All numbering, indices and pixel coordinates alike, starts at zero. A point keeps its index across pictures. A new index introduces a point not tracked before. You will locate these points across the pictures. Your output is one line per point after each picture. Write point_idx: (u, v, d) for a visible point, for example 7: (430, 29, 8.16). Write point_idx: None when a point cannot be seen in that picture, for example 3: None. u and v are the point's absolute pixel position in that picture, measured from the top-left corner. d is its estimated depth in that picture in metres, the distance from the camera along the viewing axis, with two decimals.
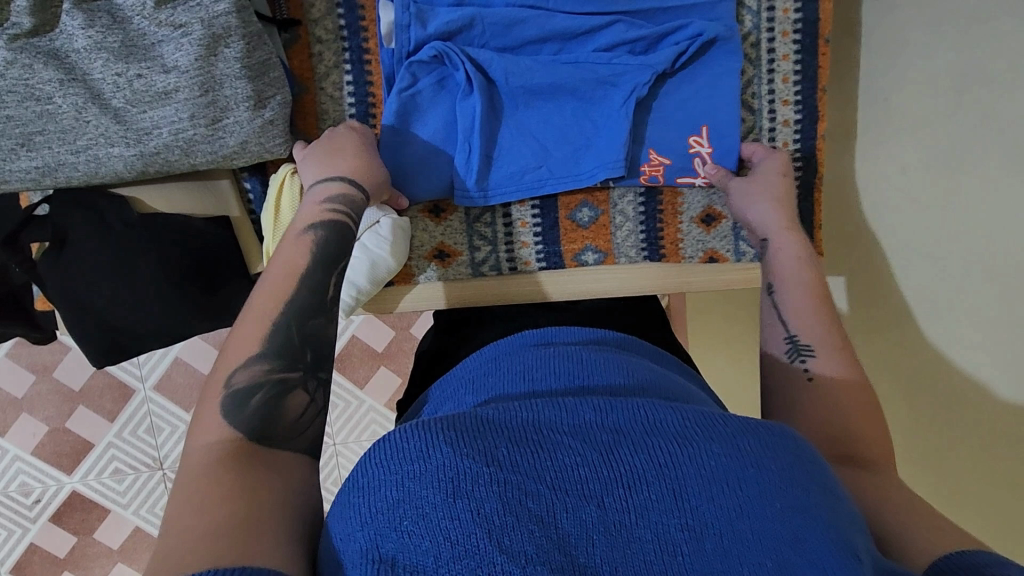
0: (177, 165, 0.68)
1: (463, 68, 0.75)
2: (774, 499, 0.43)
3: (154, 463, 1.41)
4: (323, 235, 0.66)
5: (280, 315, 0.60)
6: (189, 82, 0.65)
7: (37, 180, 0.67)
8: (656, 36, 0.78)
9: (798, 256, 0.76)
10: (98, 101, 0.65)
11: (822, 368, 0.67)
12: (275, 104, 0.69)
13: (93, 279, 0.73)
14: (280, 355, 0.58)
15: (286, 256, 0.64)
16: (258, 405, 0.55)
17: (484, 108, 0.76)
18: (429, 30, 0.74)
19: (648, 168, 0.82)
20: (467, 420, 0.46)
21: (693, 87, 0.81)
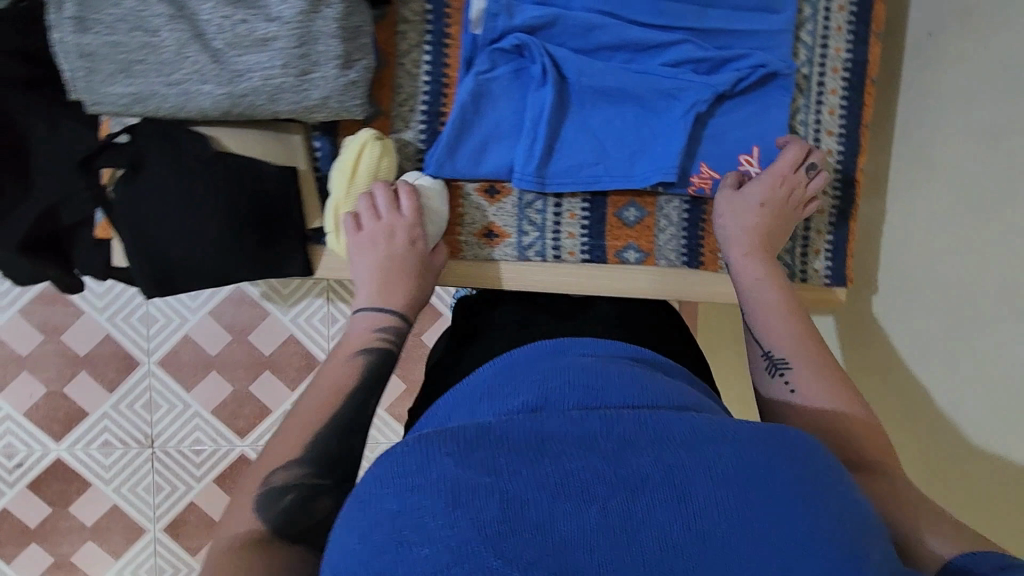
0: (262, 109, 0.72)
1: (540, 61, 0.80)
2: (774, 504, 0.46)
3: (144, 441, 1.36)
4: (369, 363, 0.72)
5: (320, 432, 0.64)
6: (288, 33, 0.70)
7: (127, 106, 0.71)
8: (721, 59, 0.83)
9: (764, 276, 0.80)
10: (200, 40, 0.69)
11: (801, 379, 0.71)
12: (361, 67, 0.74)
13: (160, 207, 0.75)
14: (313, 466, 0.62)
15: (333, 378, 0.69)
16: (285, 503, 0.59)
17: (554, 101, 0.81)
18: (514, 22, 0.79)
19: (697, 180, 0.86)
20: (469, 432, 0.50)
21: (746, 112, 0.85)
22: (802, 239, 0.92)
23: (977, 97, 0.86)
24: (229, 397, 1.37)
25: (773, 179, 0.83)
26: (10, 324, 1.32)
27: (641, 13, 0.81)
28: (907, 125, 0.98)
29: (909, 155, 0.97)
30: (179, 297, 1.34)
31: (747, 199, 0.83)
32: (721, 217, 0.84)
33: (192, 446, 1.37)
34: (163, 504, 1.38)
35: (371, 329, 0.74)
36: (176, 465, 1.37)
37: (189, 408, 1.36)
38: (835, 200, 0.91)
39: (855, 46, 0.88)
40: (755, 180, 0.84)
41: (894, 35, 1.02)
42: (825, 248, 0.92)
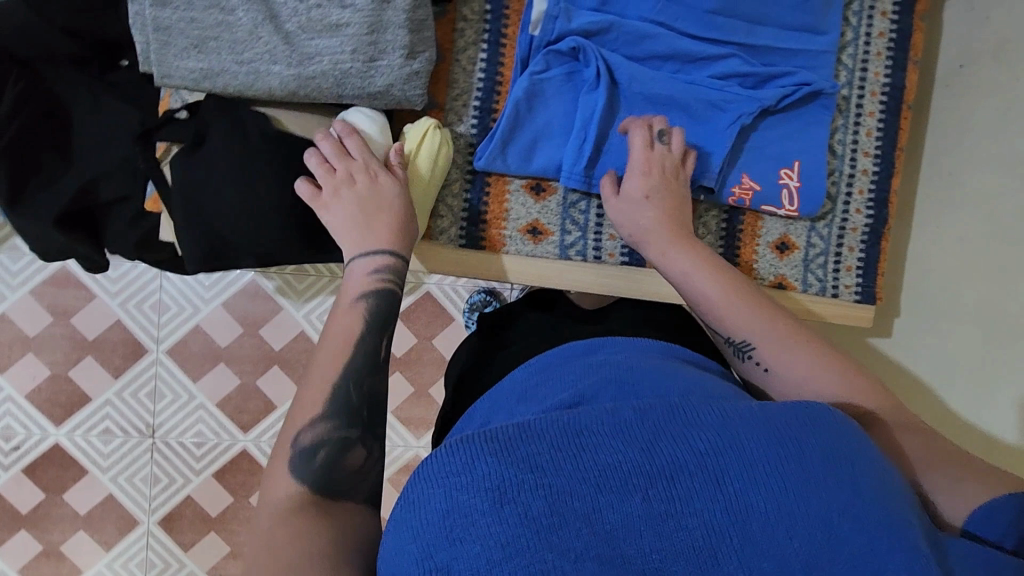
0: (326, 93, 0.74)
1: (594, 65, 0.83)
2: (819, 483, 0.45)
3: (145, 430, 1.34)
4: (372, 304, 0.70)
5: (341, 377, 0.65)
6: (360, 20, 0.72)
7: (197, 82, 0.72)
8: (766, 75, 0.85)
9: (696, 257, 0.76)
10: (275, 22, 0.71)
11: (768, 355, 0.67)
12: (424, 59, 0.76)
13: (211, 182, 0.76)
14: (340, 414, 0.63)
15: (338, 327, 0.68)
16: (321, 461, 0.61)
17: (606, 103, 0.83)
18: (572, 25, 0.82)
19: (737, 190, 0.88)
20: (506, 431, 0.49)
21: (788, 128, 0.88)
22: (835, 255, 0.94)
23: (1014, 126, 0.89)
24: (234, 391, 1.35)
25: (644, 157, 0.81)
26: (20, 304, 1.31)
27: (694, 26, 0.84)
28: (939, 153, 1.02)
29: (940, 184, 1.01)
30: (193, 282, 1.34)
31: (640, 198, 0.80)
32: (629, 221, 0.81)
33: (193, 438, 1.35)
34: (160, 496, 1.35)
35: (364, 272, 0.72)
36: (177, 457, 1.35)
37: (193, 400, 1.35)
38: (868, 218, 0.94)
39: (892, 71, 0.92)
40: (630, 178, 0.81)
41: (926, 69, 1.06)
42: (856, 265, 0.94)
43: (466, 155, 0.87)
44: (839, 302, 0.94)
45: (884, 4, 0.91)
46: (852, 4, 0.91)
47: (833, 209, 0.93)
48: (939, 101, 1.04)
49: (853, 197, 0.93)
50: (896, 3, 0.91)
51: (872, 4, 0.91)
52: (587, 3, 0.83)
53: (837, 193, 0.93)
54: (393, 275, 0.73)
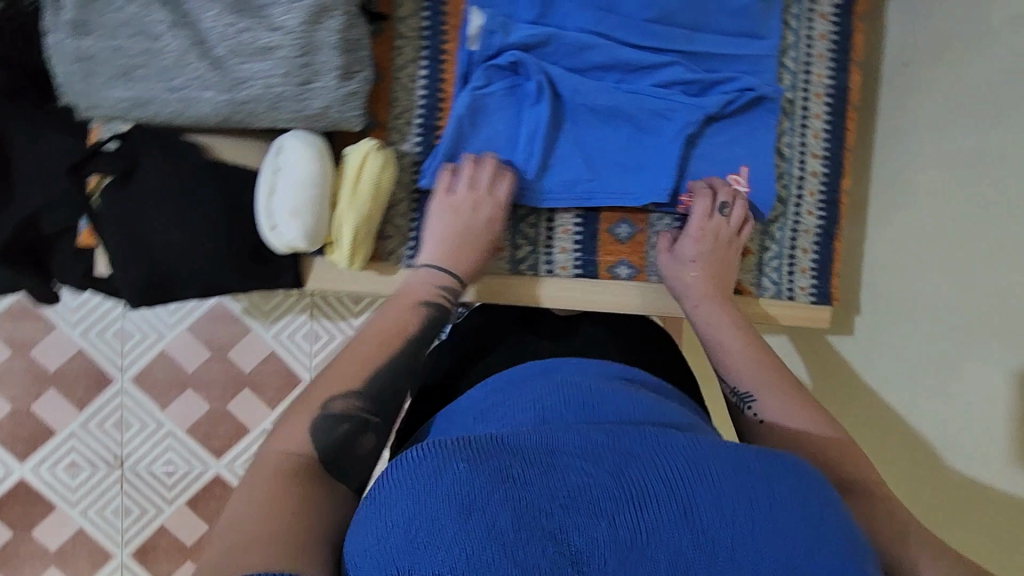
0: (261, 117, 0.72)
1: (535, 78, 0.83)
2: (789, 526, 0.44)
3: (112, 461, 1.30)
4: (431, 316, 0.74)
5: (379, 366, 0.67)
6: (291, 42, 0.70)
7: (125, 111, 0.70)
8: (709, 82, 0.86)
9: (735, 323, 0.81)
10: (202, 47, 0.69)
11: (769, 410, 0.72)
12: (361, 79, 0.75)
13: (147, 216, 0.74)
14: (375, 400, 0.65)
15: (399, 321, 0.72)
16: (341, 434, 0.61)
17: (550, 117, 0.83)
18: (510, 39, 0.81)
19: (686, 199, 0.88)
20: (479, 440, 0.48)
21: (732, 133, 0.88)
22: (788, 256, 0.94)
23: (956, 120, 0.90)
24: (203, 416, 1.31)
25: (707, 227, 0.85)
26: None
27: (633, 34, 0.84)
28: (888, 151, 1.03)
29: (890, 182, 1.02)
30: (158, 311, 1.30)
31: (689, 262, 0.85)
32: (680, 278, 0.85)
33: (163, 467, 1.31)
34: (132, 528, 1.32)
35: (433, 275, 0.77)
36: (147, 486, 1.31)
37: (162, 428, 1.31)
38: (820, 220, 0.94)
39: (836, 72, 0.93)
40: (685, 239, 0.86)
41: (871, 68, 1.08)
42: (810, 266, 0.94)
43: (412, 173, 0.85)
44: (796, 304, 0.95)
45: (823, 6, 0.92)
46: (791, 8, 0.92)
47: (784, 211, 0.94)
48: (888, 99, 1.05)
49: (805, 199, 0.94)
50: (835, 6, 0.92)
51: (811, 7, 0.92)
52: (525, 16, 0.82)
53: (788, 195, 0.93)
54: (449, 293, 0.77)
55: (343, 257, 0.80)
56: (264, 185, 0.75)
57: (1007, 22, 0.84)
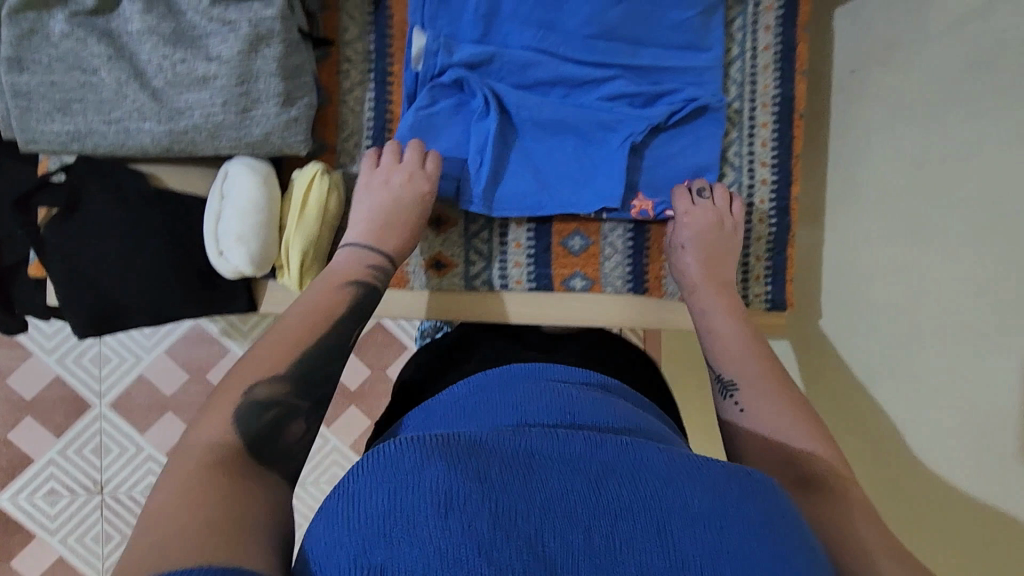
0: (202, 146, 0.73)
1: (480, 92, 0.83)
2: (761, 551, 0.43)
3: (92, 487, 1.29)
4: (359, 293, 0.73)
5: (309, 349, 0.65)
6: (228, 72, 0.71)
7: (65, 145, 0.71)
8: (653, 94, 0.87)
9: (727, 309, 0.83)
10: (140, 79, 0.70)
11: (750, 400, 0.74)
12: (302, 105, 0.75)
13: (92, 246, 0.74)
14: (301, 385, 0.62)
15: (323, 299, 0.70)
16: (268, 419, 0.58)
17: (496, 129, 0.83)
18: (453, 58, 0.82)
19: (637, 204, 0.89)
20: (459, 442, 0.47)
21: (681, 144, 0.89)
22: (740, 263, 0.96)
23: (908, 121, 0.91)
24: None
25: (698, 210, 0.87)
26: None
27: (574, 50, 0.84)
28: (841, 156, 1.05)
29: (844, 185, 1.04)
30: (134, 335, 1.30)
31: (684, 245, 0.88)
32: (678, 262, 0.88)
33: (144, 490, 1.30)
34: (111, 554, 1.29)
35: (356, 253, 0.77)
36: (127, 511, 1.29)
37: (141, 451, 1.30)
38: (772, 227, 0.95)
39: (782, 82, 0.93)
40: (678, 221, 0.88)
41: (821, 74, 1.09)
42: (764, 273, 0.95)
43: None
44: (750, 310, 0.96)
45: (767, 16, 0.92)
46: (735, 20, 0.93)
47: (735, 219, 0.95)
48: (837, 105, 1.06)
49: (755, 207, 0.95)
50: (780, 15, 0.92)
51: (754, 17, 0.93)
52: (468, 36, 0.83)
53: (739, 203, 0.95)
54: (377, 272, 0.77)
55: (292, 280, 0.80)
56: (211, 212, 0.76)
57: (947, 26, 0.86)
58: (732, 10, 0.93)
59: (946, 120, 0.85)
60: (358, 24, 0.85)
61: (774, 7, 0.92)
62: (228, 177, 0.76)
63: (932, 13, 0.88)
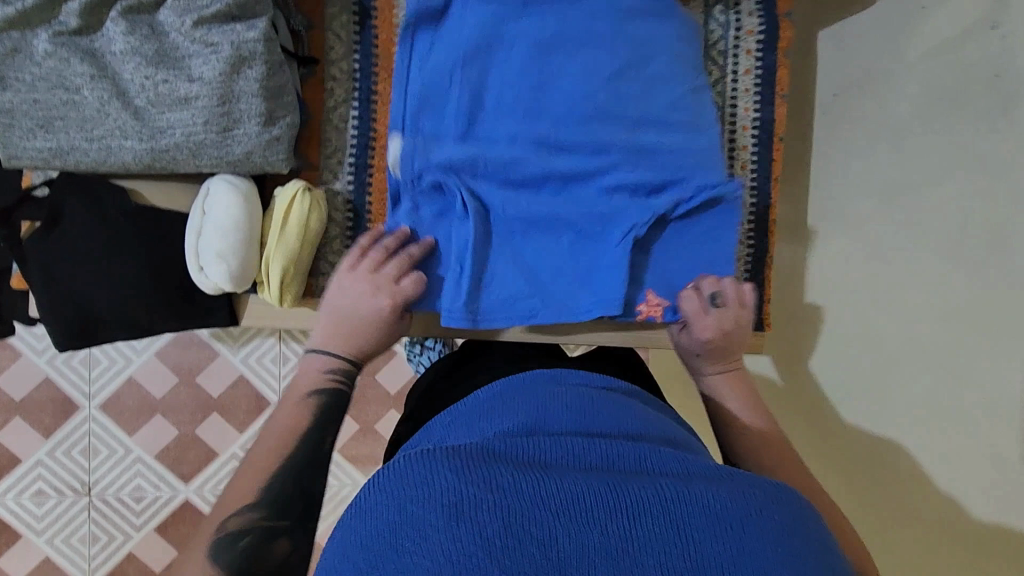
0: (183, 164, 0.74)
1: (461, 197, 0.79)
2: (777, 549, 0.41)
3: (80, 489, 1.29)
4: (320, 402, 0.70)
5: (281, 469, 0.63)
6: (209, 93, 0.72)
7: (47, 161, 0.72)
8: (658, 183, 0.79)
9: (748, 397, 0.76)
10: (123, 98, 0.71)
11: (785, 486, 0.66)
12: (284, 124, 0.77)
13: (73, 260, 0.75)
14: (274, 506, 0.61)
15: (279, 420, 0.68)
16: (243, 547, 0.58)
17: (477, 234, 0.79)
18: (433, 161, 0.79)
19: (646, 307, 0.83)
20: (471, 452, 0.46)
21: (700, 229, 0.82)
22: None
23: (888, 144, 0.93)
24: (172, 442, 1.31)
25: (719, 322, 0.79)
26: None
27: (563, 129, 0.78)
28: (822, 177, 1.06)
29: (823, 206, 1.05)
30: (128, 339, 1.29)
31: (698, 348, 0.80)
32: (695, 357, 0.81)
33: (132, 493, 1.30)
34: (99, 556, 1.31)
35: (322, 370, 0.73)
36: (115, 513, 1.30)
37: (130, 454, 1.30)
38: (750, 249, 0.97)
39: (761, 107, 0.95)
40: (697, 323, 0.80)
41: (804, 95, 1.10)
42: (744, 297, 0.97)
43: (344, 214, 0.86)
44: None
45: (748, 41, 0.94)
46: (717, 44, 0.94)
47: None
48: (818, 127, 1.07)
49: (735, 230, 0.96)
50: (760, 41, 0.94)
51: (736, 42, 0.94)
52: (449, 131, 0.79)
53: None
54: (342, 379, 0.73)
55: (272, 296, 0.80)
56: (193, 228, 0.76)
57: (925, 55, 0.88)
58: (714, 34, 0.94)
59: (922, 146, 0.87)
60: (344, 44, 0.86)
61: (755, 33, 0.94)
62: (208, 197, 0.77)
63: (911, 42, 0.90)
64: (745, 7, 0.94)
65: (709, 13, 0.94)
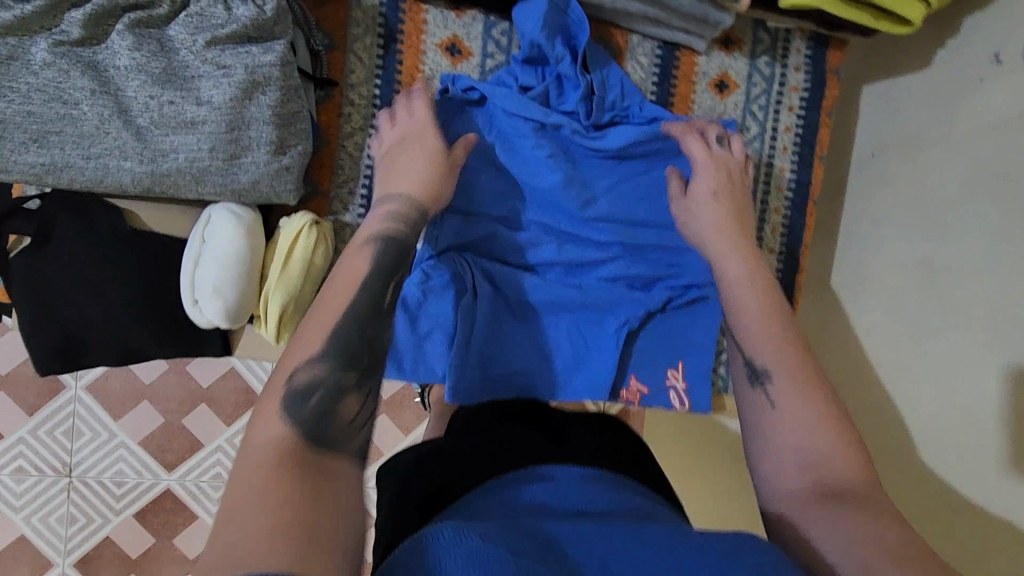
0: (185, 190, 0.69)
1: (473, 279, 0.84)
2: None
3: (61, 469, 1.22)
4: (380, 248, 0.66)
5: (348, 313, 0.60)
6: (218, 118, 0.67)
7: (38, 177, 0.66)
8: (653, 277, 0.88)
9: (748, 263, 0.76)
10: (124, 116, 0.66)
11: (780, 390, 0.65)
12: (295, 153, 0.72)
13: (59, 280, 0.71)
14: (340, 358, 0.58)
15: (349, 265, 0.64)
16: (314, 406, 0.54)
17: (485, 317, 0.83)
18: (454, 240, 0.83)
19: (625, 393, 0.88)
20: (487, 556, 0.44)
21: (676, 325, 0.89)
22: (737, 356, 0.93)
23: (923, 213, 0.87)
24: (159, 429, 1.24)
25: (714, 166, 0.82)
26: None
27: (572, 227, 0.86)
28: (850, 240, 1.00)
29: (853, 271, 0.98)
30: None
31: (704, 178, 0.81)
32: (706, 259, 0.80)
33: (113, 477, 1.23)
34: (75, 538, 1.23)
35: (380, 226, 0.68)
36: (94, 497, 1.23)
37: (115, 438, 1.23)
38: None
39: (799, 166, 0.91)
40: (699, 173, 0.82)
41: (840, 151, 1.04)
42: None
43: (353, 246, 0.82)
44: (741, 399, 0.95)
45: (792, 98, 0.90)
46: (757, 98, 0.90)
47: None
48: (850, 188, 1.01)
49: None
50: (804, 99, 0.90)
51: (778, 98, 0.90)
52: (473, 206, 0.84)
53: None
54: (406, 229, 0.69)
55: (269, 333, 0.76)
56: (191, 257, 0.72)
57: (973, 130, 0.81)
58: (756, 86, 0.90)
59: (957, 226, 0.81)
60: (365, 67, 0.82)
61: (799, 89, 0.90)
62: (211, 226, 0.72)
63: (961, 113, 0.83)
64: (793, 60, 0.90)
65: (754, 63, 0.89)
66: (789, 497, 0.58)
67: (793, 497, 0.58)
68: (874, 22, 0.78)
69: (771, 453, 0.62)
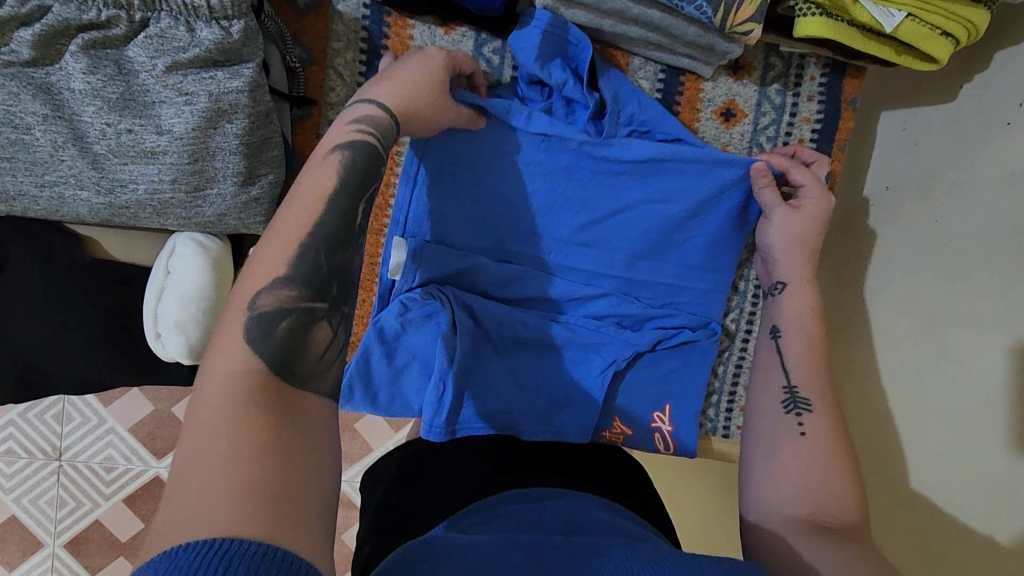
0: (146, 221, 0.66)
1: (450, 312, 0.76)
2: None
3: (50, 453, 1.15)
4: (350, 157, 0.53)
5: (312, 238, 0.49)
6: (179, 148, 0.63)
7: None
8: (643, 317, 0.83)
9: (811, 309, 0.72)
10: (80, 143, 0.62)
11: (816, 424, 0.63)
12: (265, 183, 0.67)
13: (20, 306, 0.67)
14: (308, 282, 0.48)
15: (312, 178, 0.51)
16: (283, 335, 0.45)
17: (463, 354, 0.76)
18: (434, 273, 0.77)
19: (609, 433, 0.83)
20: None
21: (667, 367, 0.84)
22: (726, 405, 0.89)
23: (923, 249, 0.79)
24: (148, 418, 1.17)
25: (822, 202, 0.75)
26: None
27: (562, 260, 0.81)
28: (850, 288, 0.91)
29: None
30: None
31: (802, 208, 0.74)
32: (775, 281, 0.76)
33: (102, 463, 1.16)
34: (65, 520, 1.16)
35: (352, 128, 0.56)
36: (84, 481, 1.16)
37: (104, 424, 1.16)
38: None
39: None
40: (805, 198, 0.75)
41: (849, 190, 0.94)
42: None
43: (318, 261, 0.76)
44: (733, 442, 0.90)
45: (802, 129, 0.84)
46: (766, 128, 0.84)
47: (730, 345, 0.89)
48: (850, 232, 0.93)
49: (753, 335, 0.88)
50: (815, 131, 0.84)
51: (788, 129, 0.84)
52: (453, 237, 0.78)
53: (735, 330, 0.88)
54: (379, 136, 0.56)
55: None
56: (153, 289, 0.68)
57: (992, 177, 0.71)
58: (764, 116, 0.84)
59: (964, 290, 0.72)
60: (346, 85, 0.77)
61: (812, 120, 0.84)
62: (172, 253, 0.68)
63: (984, 152, 0.73)
64: (805, 89, 0.83)
65: (764, 91, 0.83)
66: (782, 521, 0.58)
67: (787, 515, 0.58)
68: (898, 57, 0.72)
69: (779, 473, 0.60)
